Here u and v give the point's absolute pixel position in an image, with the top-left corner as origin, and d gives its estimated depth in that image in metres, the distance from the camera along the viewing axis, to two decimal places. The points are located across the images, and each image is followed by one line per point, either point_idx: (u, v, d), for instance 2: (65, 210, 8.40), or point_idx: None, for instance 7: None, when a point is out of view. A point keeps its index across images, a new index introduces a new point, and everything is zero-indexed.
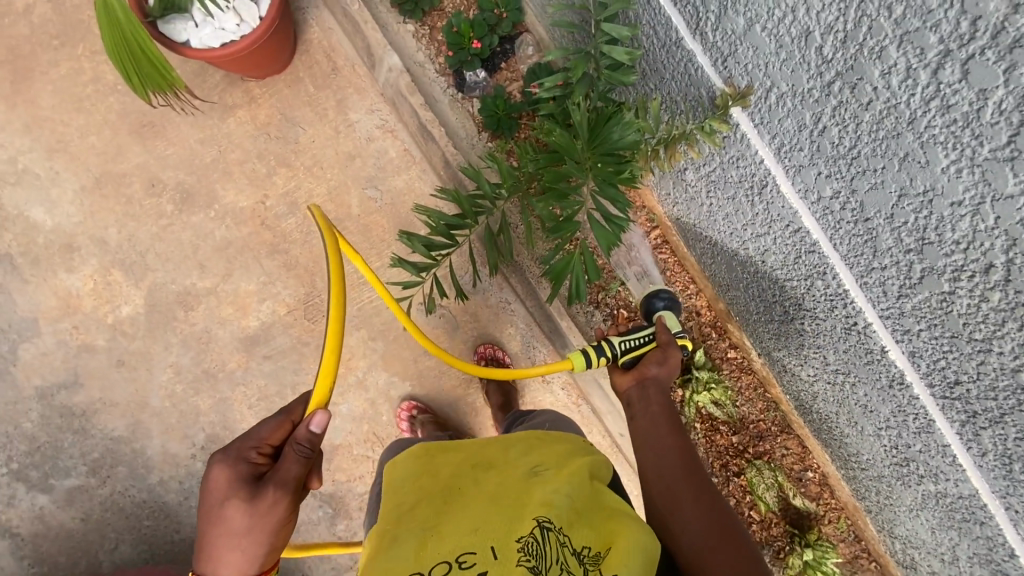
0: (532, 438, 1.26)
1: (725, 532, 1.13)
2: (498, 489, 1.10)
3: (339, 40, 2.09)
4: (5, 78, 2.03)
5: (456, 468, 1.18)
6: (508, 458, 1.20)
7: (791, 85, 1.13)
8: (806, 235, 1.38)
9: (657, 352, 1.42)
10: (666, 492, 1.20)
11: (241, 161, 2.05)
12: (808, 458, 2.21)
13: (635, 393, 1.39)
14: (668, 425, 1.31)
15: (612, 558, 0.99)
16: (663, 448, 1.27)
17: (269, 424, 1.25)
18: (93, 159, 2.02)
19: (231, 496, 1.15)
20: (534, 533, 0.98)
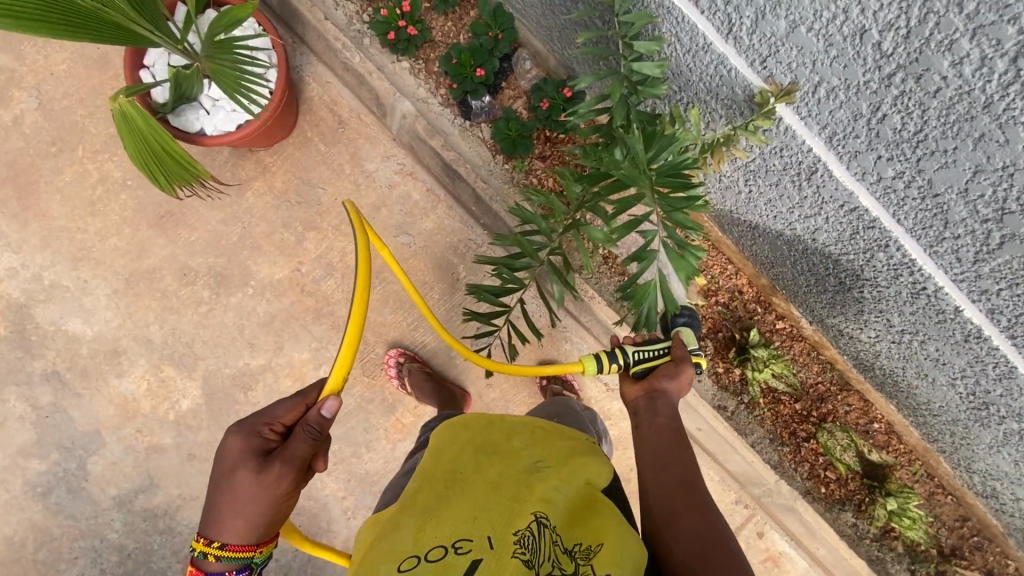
0: (537, 426, 1.23)
1: (717, 554, 1.11)
2: (499, 476, 1.06)
3: (340, 92, 2.06)
4: (11, 196, 1.97)
5: (461, 458, 1.12)
6: (512, 440, 1.16)
7: (843, 79, 1.13)
8: (864, 213, 1.40)
9: (670, 366, 1.39)
10: (665, 501, 1.21)
11: (268, 233, 2.02)
12: (871, 410, 2.24)
13: (643, 403, 1.38)
14: (671, 439, 1.31)
15: (603, 557, 0.95)
16: (667, 460, 1.28)
17: (284, 404, 1.29)
18: (119, 260, 1.99)
19: (242, 466, 1.20)
20: (532, 527, 0.95)
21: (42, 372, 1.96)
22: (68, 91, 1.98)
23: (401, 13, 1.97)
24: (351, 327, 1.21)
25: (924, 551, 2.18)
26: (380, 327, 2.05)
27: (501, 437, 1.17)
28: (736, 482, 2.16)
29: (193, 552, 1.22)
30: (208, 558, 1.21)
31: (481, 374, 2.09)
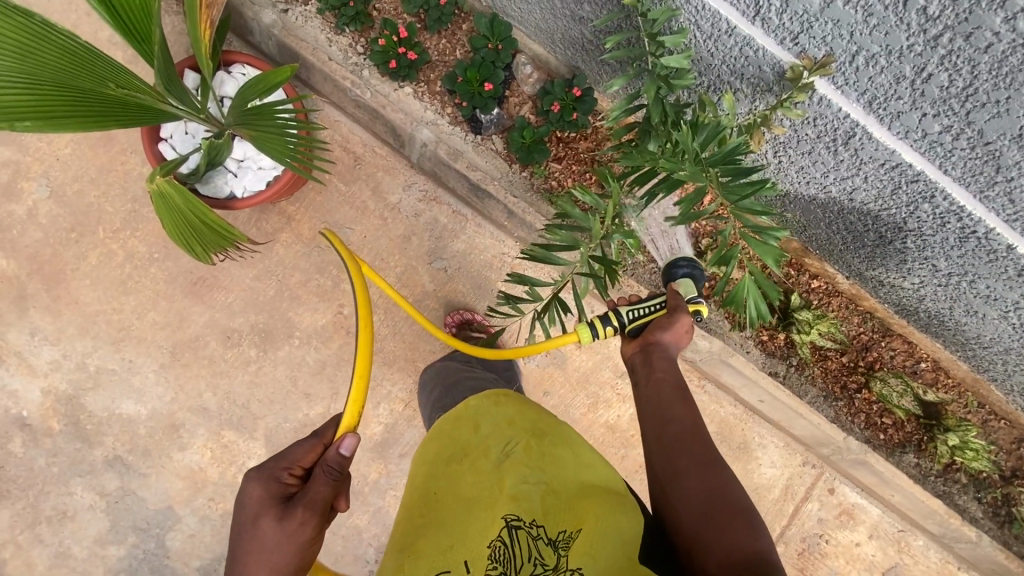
0: (498, 396, 1.39)
1: (723, 514, 1.14)
2: (472, 483, 1.22)
3: (351, 131, 2.07)
4: (39, 289, 1.95)
5: (440, 467, 1.27)
6: (479, 430, 1.32)
7: (884, 46, 1.14)
8: (907, 169, 1.42)
9: (664, 318, 1.44)
10: (666, 455, 1.25)
11: (304, 282, 2.01)
12: (916, 351, 2.25)
13: (639, 359, 1.42)
14: (672, 398, 1.34)
15: (583, 540, 1.10)
16: (668, 418, 1.30)
17: (303, 446, 1.25)
18: (160, 334, 1.97)
19: (264, 513, 1.16)
20: (505, 533, 1.09)
21: (104, 458, 1.95)
22: (78, 174, 1.95)
23: (398, 39, 1.95)
24: (358, 357, 1.29)
25: (987, 477, 2.13)
26: (432, 355, 2.04)
27: (469, 434, 1.31)
28: (802, 446, 2.17)
29: None
30: None
31: (537, 382, 2.10)
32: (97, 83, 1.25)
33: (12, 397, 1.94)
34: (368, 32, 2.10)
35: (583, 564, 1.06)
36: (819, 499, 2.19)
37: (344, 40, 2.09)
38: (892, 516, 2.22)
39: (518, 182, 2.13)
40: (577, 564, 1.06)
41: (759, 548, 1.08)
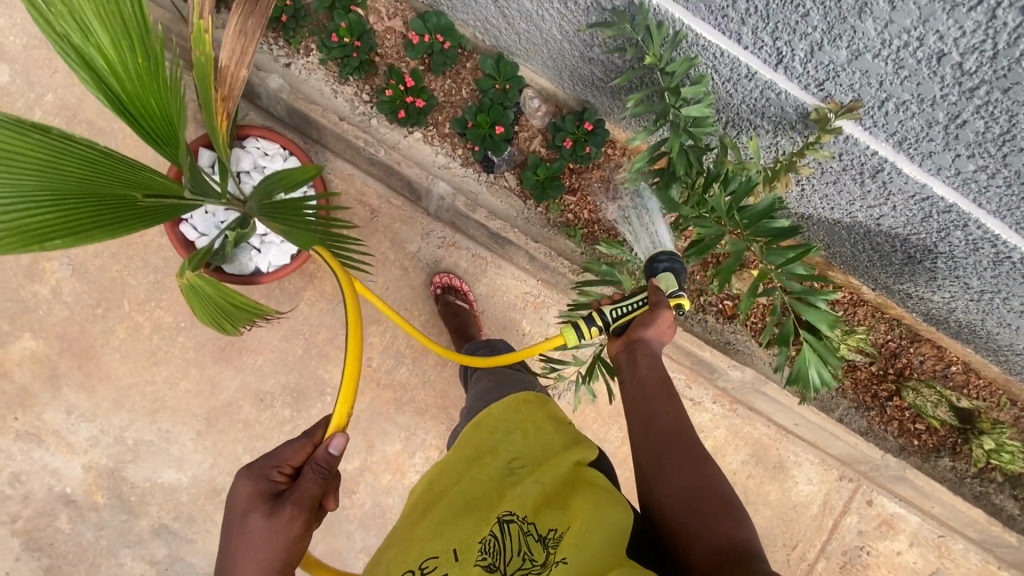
0: (520, 401, 1.31)
1: (706, 506, 1.07)
2: (472, 481, 1.15)
3: (365, 183, 2.06)
4: (71, 367, 1.96)
5: (446, 473, 1.20)
6: (491, 434, 1.25)
7: (916, 95, 1.11)
8: (938, 201, 1.39)
9: (647, 314, 1.31)
10: (650, 452, 1.17)
11: (331, 338, 2.02)
12: (945, 355, 2.24)
13: (625, 356, 1.32)
14: (655, 393, 1.25)
15: (571, 538, 1.03)
16: (653, 412, 1.22)
17: (292, 445, 1.22)
18: (194, 402, 1.99)
19: (253, 510, 1.14)
20: (496, 530, 1.05)
21: (151, 527, 1.98)
22: (98, 249, 1.95)
23: (405, 89, 1.95)
24: (348, 364, 1.24)
25: None
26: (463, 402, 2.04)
27: (485, 436, 1.25)
28: (838, 462, 2.16)
29: None
30: None
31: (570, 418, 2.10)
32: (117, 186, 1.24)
33: (54, 474, 1.96)
34: (373, 79, 2.08)
35: (567, 557, 1.01)
36: (857, 511, 2.20)
37: (349, 90, 2.07)
38: (931, 522, 2.23)
39: (535, 219, 2.11)
40: (562, 558, 1.01)
41: (744, 539, 1.01)
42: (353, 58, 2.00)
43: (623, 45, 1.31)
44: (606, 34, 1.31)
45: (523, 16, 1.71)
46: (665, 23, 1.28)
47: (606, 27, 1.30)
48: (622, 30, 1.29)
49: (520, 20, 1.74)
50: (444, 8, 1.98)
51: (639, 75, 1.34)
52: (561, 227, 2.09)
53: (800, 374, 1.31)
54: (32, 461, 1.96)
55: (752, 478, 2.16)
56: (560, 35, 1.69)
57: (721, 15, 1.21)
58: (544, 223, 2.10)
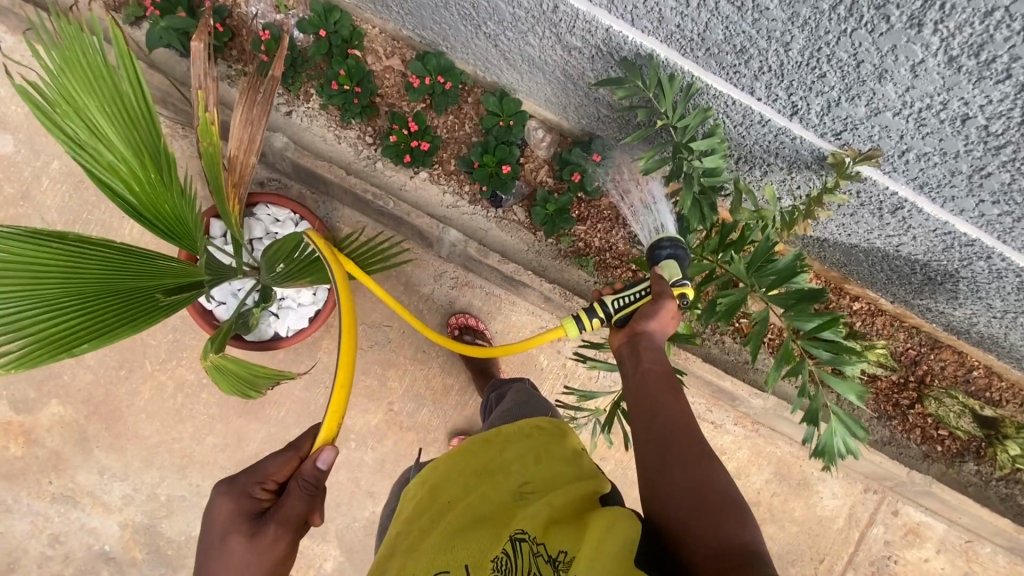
0: (534, 426, 1.25)
1: (716, 511, 0.94)
2: (485, 500, 1.08)
3: (374, 227, 2.06)
4: (99, 429, 1.99)
5: (456, 485, 1.13)
6: (504, 452, 1.19)
7: (938, 148, 1.09)
8: (960, 236, 1.37)
9: (650, 305, 1.19)
10: (651, 453, 1.04)
11: (351, 385, 2.03)
12: (967, 360, 2.22)
13: (627, 350, 1.19)
14: (659, 388, 1.10)
15: (583, 557, 0.91)
16: (656, 405, 1.08)
17: (276, 458, 1.14)
18: (222, 455, 2.02)
19: (233, 530, 1.04)
20: (507, 547, 0.96)
21: None
22: None
23: (408, 134, 1.96)
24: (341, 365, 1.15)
25: None
26: None
27: (495, 454, 1.18)
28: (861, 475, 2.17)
29: None
30: None
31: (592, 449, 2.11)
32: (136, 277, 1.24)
33: (92, 533, 2.01)
34: (375, 121, 2.06)
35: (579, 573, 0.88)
36: (883, 522, 2.22)
37: (352, 134, 2.05)
38: (957, 529, 2.23)
39: (546, 252, 2.10)
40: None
41: (750, 545, 0.90)
42: (354, 103, 1.98)
43: (633, 101, 1.28)
44: (614, 92, 1.28)
45: (524, 59, 1.68)
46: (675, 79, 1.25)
47: (614, 84, 1.27)
48: (632, 87, 1.26)
49: (521, 62, 1.71)
50: (443, 48, 1.96)
51: (649, 132, 1.31)
52: (573, 258, 2.09)
53: (826, 447, 1.30)
54: (70, 521, 2.01)
55: (777, 496, 2.17)
56: (564, 78, 1.66)
57: (732, 71, 1.19)
58: (556, 256, 2.10)
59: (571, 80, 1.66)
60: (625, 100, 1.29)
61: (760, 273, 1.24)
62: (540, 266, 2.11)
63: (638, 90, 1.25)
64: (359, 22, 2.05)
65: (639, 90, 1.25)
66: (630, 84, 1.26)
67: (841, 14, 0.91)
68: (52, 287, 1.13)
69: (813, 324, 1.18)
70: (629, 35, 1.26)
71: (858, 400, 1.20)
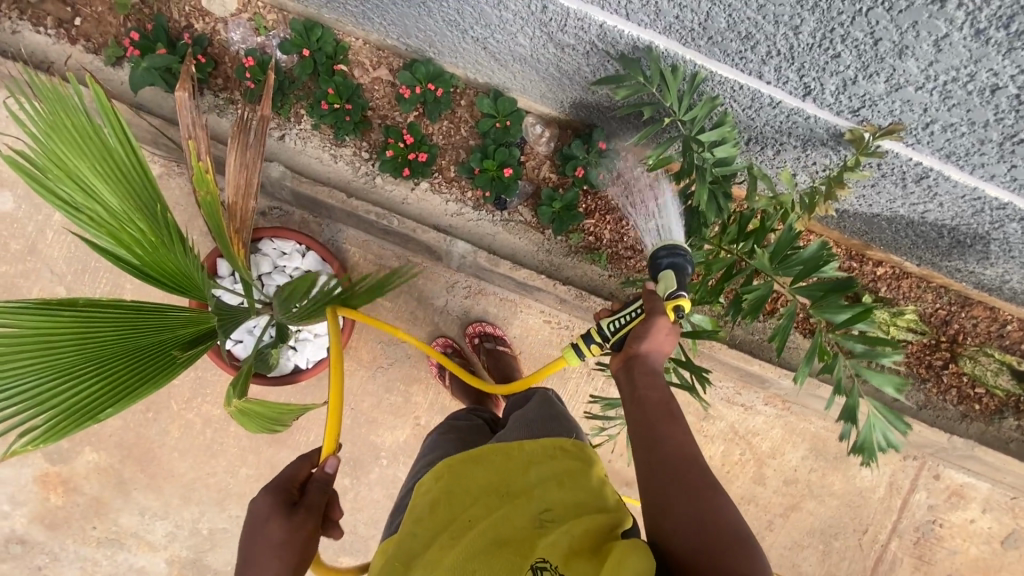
0: (558, 446, 1.19)
1: (722, 546, 0.91)
2: (506, 522, 1.05)
3: (381, 244, 2.02)
4: (134, 470, 2.02)
5: (474, 503, 1.10)
6: (525, 470, 1.14)
7: (967, 119, 1.04)
8: (991, 200, 1.31)
9: (642, 326, 1.11)
10: (652, 487, 1.01)
11: (376, 404, 2.03)
12: (999, 315, 2.15)
13: (623, 378, 1.15)
14: (658, 416, 1.08)
15: None
16: (656, 437, 1.06)
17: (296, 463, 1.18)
18: (257, 485, 2.04)
19: (273, 516, 1.06)
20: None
21: None
22: None
23: (405, 146, 1.91)
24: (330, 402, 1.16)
25: None
26: None
27: (517, 474, 1.14)
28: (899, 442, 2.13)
29: None
30: None
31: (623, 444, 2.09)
32: (148, 334, 1.22)
33: (142, 571, 2.06)
34: (369, 135, 2.02)
35: None
36: (925, 487, 2.18)
37: (347, 151, 2.01)
38: (1002, 487, 2.19)
39: (557, 249, 2.06)
40: None
41: None
42: (346, 121, 1.93)
43: (635, 98, 1.22)
44: (615, 91, 1.22)
45: (515, 60, 1.62)
46: (677, 71, 1.18)
47: (614, 83, 1.21)
48: (633, 84, 1.20)
49: (512, 63, 1.65)
50: (430, 53, 1.90)
51: (655, 128, 1.25)
52: (585, 253, 2.05)
53: (866, 442, 1.28)
54: (118, 562, 2.05)
55: (815, 473, 2.12)
56: (558, 75, 1.59)
57: (738, 57, 1.13)
58: (568, 252, 2.06)
59: (566, 77, 1.59)
60: (627, 98, 1.22)
61: (784, 265, 1.18)
62: (552, 264, 2.07)
63: (640, 87, 1.19)
64: (342, 35, 1.99)
65: (641, 86, 1.19)
66: (630, 81, 1.19)
67: None
68: (67, 354, 1.12)
69: (844, 316, 1.12)
70: (624, 29, 1.20)
71: (895, 391, 1.17)
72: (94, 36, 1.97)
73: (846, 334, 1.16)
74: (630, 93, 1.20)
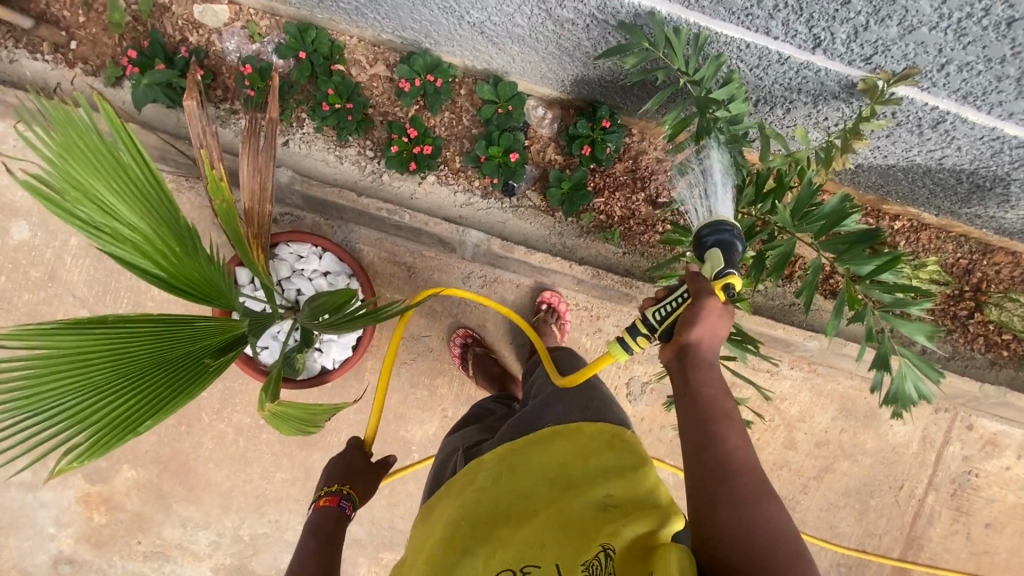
0: (615, 438, 1.17)
1: (771, 554, 0.94)
2: (569, 506, 1.06)
3: (393, 241, 2.02)
4: (172, 484, 2.05)
5: (536, 484, 1.12)
6: (586, 458, 1.13)
7: (985, 56, 1.02)
8: (1011, 139, 1.29)
9: (690, 311, 1.07)
10: (703, 488, 1.03)
11: (403, 400, 2.04)
12: (1023, 259, 2.12)
13: (675, 367, 1.12)
14: (711, 416, 1.07)
15: None
16: (710, 436, 1.05)
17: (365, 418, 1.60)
18: (293, 489, 2.06)
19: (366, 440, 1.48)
20: (595, 559, 0.96)
21: None
22: None
23: (410, 140, 1.91)
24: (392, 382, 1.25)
25: None
26: None
27: (577, 461, 1.13)
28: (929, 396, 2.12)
29: (325, 493, 1.35)
30: (341, 494, 1.35)
31: (652, 419, 2.09)
32: (181, 342, 1.23)
33: None
34: (372, 133, 2.02)
35: None
36: (959, 438, 2.17)
37: (352, 151, 2.02)
38: None
39: (569, 230, 2.06)
40: None
41: None
42: (348, 120, 1.93)
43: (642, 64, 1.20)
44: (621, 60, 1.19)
45: (514, 42, 1.60)
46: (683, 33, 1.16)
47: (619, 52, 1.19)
48: (640, 51, 1.18)
49: (510, 45, 1.63)
50: (426, 45, 1.90)
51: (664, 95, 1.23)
52: (597, 232, 2.04)
53: (898, 392, 1.26)
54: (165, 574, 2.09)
55: (846, 433, 2.11)
56: (558, 53, 1.58)
57: (744, 14, 1.11)
58: (580, 233, 2.05)
59: (565, 55, 1.58)
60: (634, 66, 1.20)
61: (806, 221, 1.16)
62: (566, 246, 2.06)
63: (646, 54, 1.17)
64: (336, 34, 1.99)
65: (647, 53, 1.17)
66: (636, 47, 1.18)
67: None
68: (102, 372, 1.14)
69: (870, 267, 1.11)
70: None
71: (927, 339, 1.16)
72: (91, 59, 1.98)
73: (875, 285, 1.14)
74: (637, 60, 1.18)
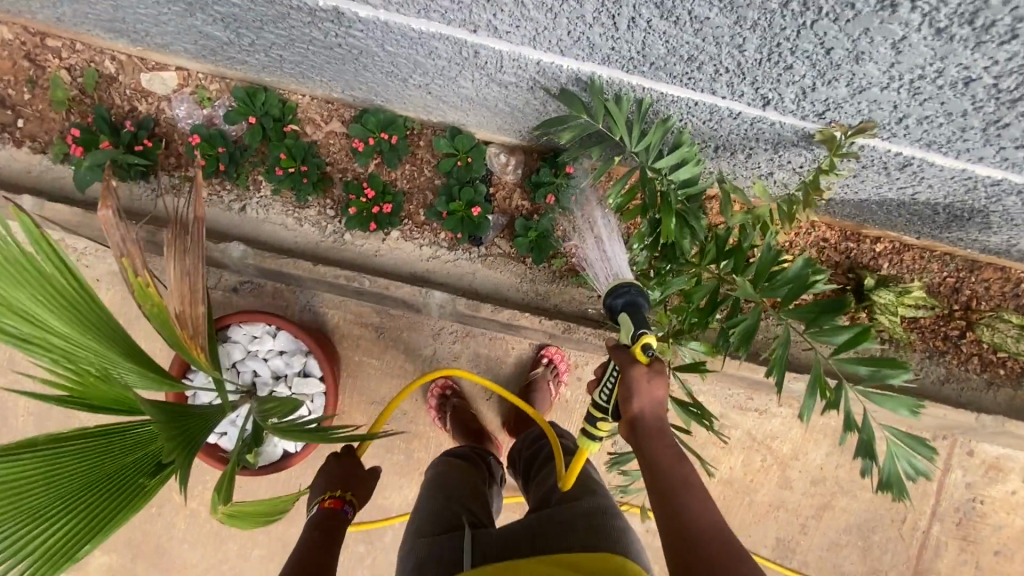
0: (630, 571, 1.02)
1: None
2: None
3: (359, 301, 1.95)
4: (146, 568, 1.97)
5: None
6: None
7: (944, 111, 0.95)
8: (985, 178, 1.22)
9: (625, 389, 1.11)
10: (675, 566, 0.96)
11: (379, 465, 1.96)
12: (1011, 275, 2.04)
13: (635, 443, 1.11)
14: (675, 487, 1.04)
15: None
16: (677, 511, 1.02)
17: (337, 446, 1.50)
18: (271, 565, 1.98)
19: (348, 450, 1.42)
20: None
21: None
22: None
23: (367, 200, 1.85)
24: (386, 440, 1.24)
25: None
26: None
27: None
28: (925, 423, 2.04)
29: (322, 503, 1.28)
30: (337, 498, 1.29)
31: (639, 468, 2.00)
32: None
33: None
34: (331, 192, 1.96)
35: None
36: (960, 465, 2.09)
37: (312, 212, 1.96)
38: None
39: (540, 276, 1.98)
40: None
41: None
42: (304, 183, 1.88)
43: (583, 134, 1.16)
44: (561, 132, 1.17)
45: (462, 99, 1.53)
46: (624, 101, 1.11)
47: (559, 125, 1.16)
48: (579, 122, 1.14)
49: (459, 102, 1.57)
50: (378, 101, 1.84)
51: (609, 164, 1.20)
52: (570, 277, 1.96)
53: (891, 477, 1.18)
54: None
55: (842, 468, 2.03)
56: (510, 108, 1.51)
57: (686, 77, 1.05)
58: (552, 279, 1.98)
59: (517, 110, 1.51)
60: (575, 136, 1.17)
61: (773, 287, 1.09)
62: (539, 293, 1.99)
63: (587, 125, 1.14)
64: (288, 93, 1.93)
65: (588, 124, 1.14)
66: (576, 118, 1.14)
67: (796, 9, 0.79)
68: (49, 493, 1.07)
69: (843, 337, 1.03)
70: (562, 64, 1.12)
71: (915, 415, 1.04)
72: (40, 136, 1.92)
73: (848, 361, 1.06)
74: (576, 132, 1.15)
